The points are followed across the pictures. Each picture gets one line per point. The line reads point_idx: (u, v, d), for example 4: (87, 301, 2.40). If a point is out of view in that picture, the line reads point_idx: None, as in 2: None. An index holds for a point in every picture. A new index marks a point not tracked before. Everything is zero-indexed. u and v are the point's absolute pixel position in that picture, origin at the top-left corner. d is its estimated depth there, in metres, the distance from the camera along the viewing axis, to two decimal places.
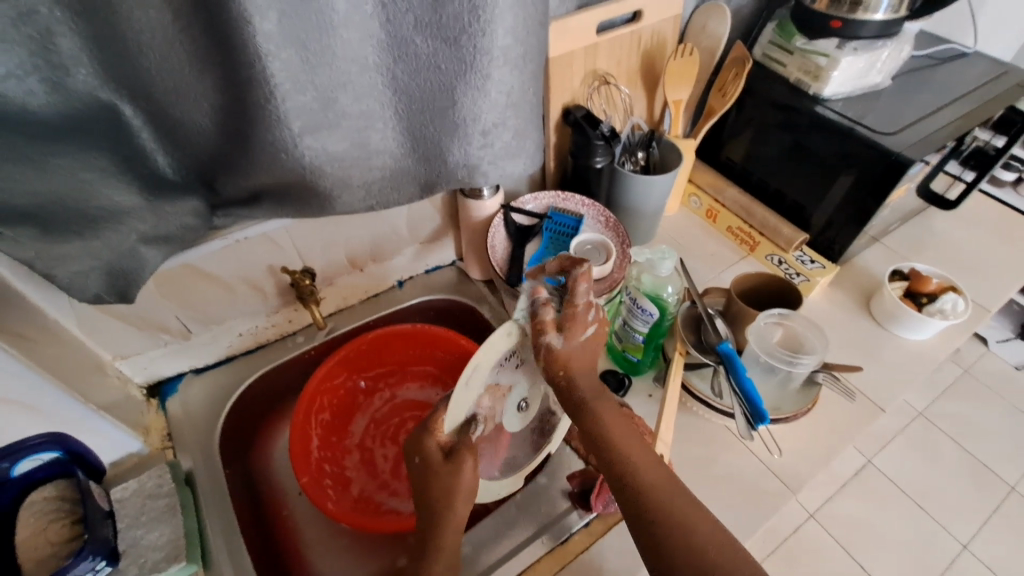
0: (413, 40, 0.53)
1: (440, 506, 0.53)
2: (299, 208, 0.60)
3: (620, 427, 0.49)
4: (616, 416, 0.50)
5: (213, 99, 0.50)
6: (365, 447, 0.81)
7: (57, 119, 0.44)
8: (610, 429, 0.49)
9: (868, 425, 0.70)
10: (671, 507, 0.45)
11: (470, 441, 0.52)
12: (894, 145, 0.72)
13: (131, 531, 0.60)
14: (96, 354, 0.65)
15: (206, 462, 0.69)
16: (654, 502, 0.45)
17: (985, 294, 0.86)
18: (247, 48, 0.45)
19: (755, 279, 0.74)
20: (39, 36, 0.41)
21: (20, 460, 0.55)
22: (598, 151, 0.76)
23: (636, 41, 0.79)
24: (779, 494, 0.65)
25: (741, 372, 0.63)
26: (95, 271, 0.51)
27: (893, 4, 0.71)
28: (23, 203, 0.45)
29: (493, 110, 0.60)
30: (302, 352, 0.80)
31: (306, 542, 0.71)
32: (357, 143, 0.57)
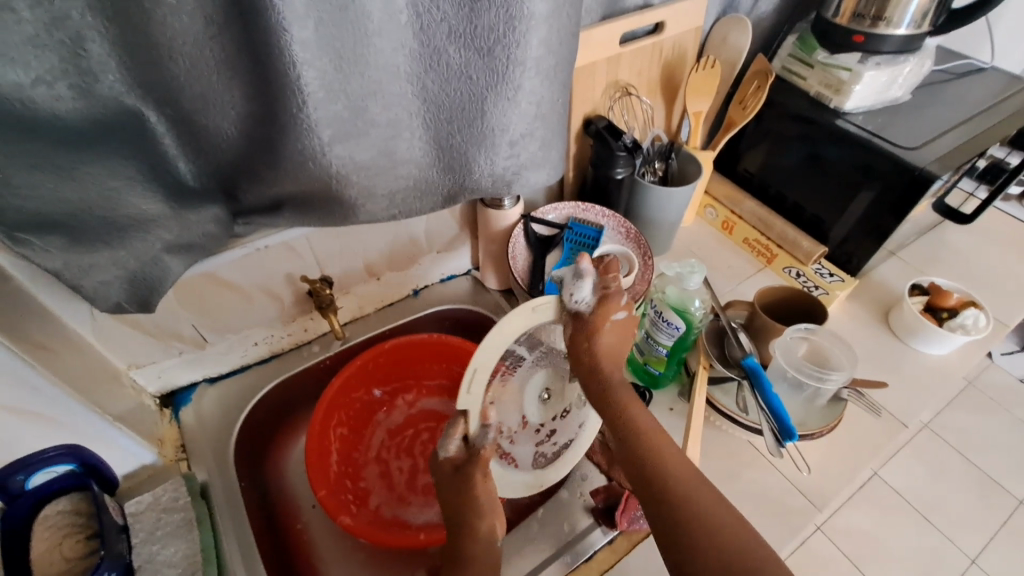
0: (445, 50, 0.52)
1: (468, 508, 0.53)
2: (322, 216, 0.59)
3: (656, 439, 0.51)
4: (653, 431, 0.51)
5: (241, 106, 0.49)
6: (382, 460, 0.80)
7: (85, 125, 0.43)
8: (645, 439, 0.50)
9: (892, 441, 0.70)
10: (699, 514, 0.45)
11: (481, 453, 0.53)
12: (917, 159, 0.71)
13: (146, 547, 0.58)
14: (111, 363, 0.64)
15: (222, 473, 0.67)
16: (681, 508, 0.46)
17: (1004, 309, 0.86)
18: (281, 57, 0.44)
19: (779, 292, 0.73)
20: (70, 42, 0.39)
21: (35, 473, 0.54)
22: (619, 163, 0.75)
23: (658, 52, 0.79)
24: (804, 511, 0.64)
25: (768, 387, 0.62)
26: (119, 281, 0.50)
27: (915, 20, 0.71)
28: (51, 212, 0.44)
29: (521, 120, 0.59)
30: (317, 362, 0.79)
31: (322, 558, 0.69)
32: (383, 151, 0.56)
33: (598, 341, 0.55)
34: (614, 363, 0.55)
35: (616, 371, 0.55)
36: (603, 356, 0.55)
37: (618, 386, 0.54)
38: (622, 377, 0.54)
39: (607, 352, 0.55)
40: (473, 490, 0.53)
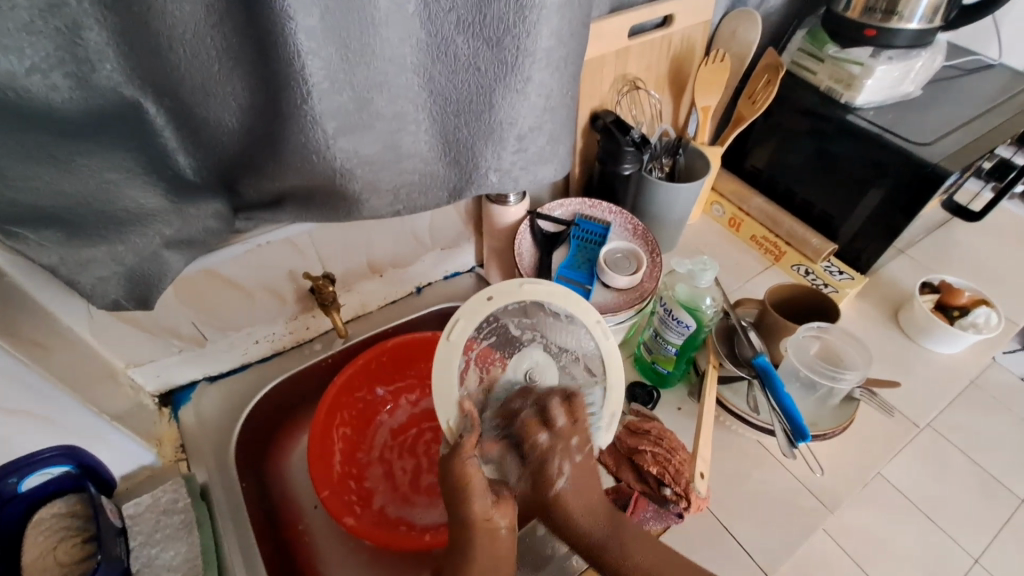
0: (453, 41, 0.51)
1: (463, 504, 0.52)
2: (325, 212, 0.58)
3: (638, 546, 0.55)
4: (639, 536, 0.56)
5: (242, 98, 0.48)
6: (386, 460, 0.78)
7: (82, 117, 0.42)
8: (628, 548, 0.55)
9: (905, 442, 0.69)
10: None
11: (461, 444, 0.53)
12: (930, 156, 0.70)
13: (145, 549, 0.57)
14: (109, 362, 0.62)
15: (220, 474, 0.66)
16: None
17: (1014, 307, 0.85)
18: (285, 46, 0.42)
19: (790, 290, 0.72)
20: (67, 29, 0.38)
21: (28, 476, 0.53)
22: (627, 158, 0.74)
23: (667, 46, 0.77)
24: (816, 513, 0.63)
25: (779, 387, 0.61)
26: (116, 277, 0.49)
27: (928, 14, 0.70)
28: (46, 204, 0.43)
29: (530, 113, 0.58)
30: (319, 360, 0.78)
31: (325, 559, 0.68)
32: (389, 145, 0.55)
33: (558, 488, 0.56)
34: (584, 509, 0.56)
35: (579, 501, 0.56)
36: (572, 501, 0.56)
37: (592, 528, 0.55)
38: (593, 524, 0.56)
39: (578, 505, 0.56)
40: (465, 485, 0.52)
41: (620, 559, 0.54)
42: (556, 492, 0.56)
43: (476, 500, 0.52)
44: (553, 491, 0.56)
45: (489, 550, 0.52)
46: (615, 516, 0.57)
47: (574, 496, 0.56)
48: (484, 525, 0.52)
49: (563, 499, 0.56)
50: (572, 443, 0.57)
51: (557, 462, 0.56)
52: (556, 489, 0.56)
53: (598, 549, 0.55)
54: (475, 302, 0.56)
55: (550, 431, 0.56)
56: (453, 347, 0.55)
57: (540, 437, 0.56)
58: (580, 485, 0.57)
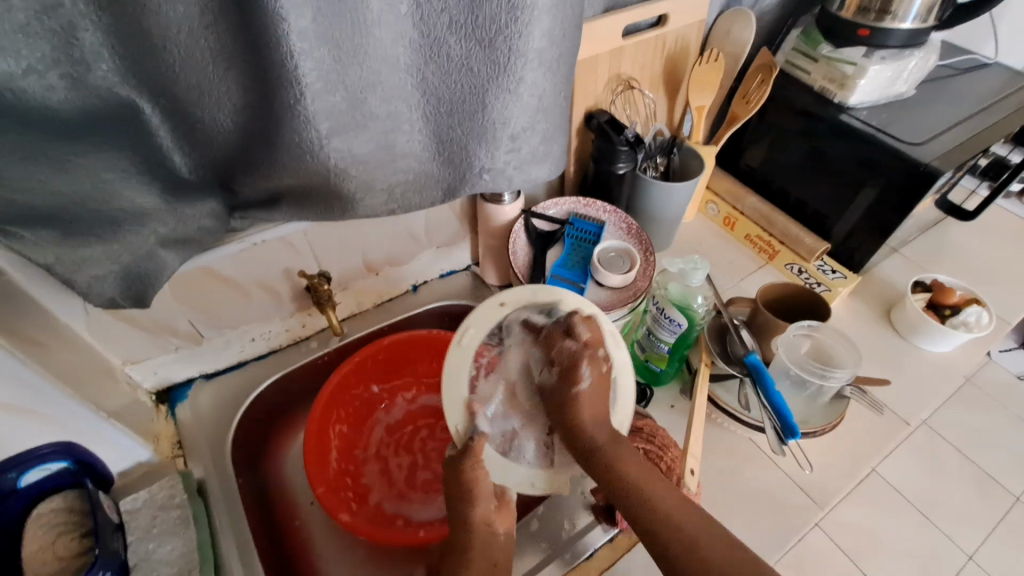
0: (446, 41, 0.51)
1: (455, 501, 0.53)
2: (320, 211, 0.58)
3: (655, 481, 0.50)
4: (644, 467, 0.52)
5: (237, 98, 0.48)
6: (381, 457, 0.79)
7: (78, 117, 0.42)
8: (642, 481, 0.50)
9: (894, 439, 0.70)
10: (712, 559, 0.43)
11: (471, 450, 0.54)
12: (921, 155, 0.70)
13: (142, 544, 0.58)
14: (106, 359, 0.63)
15: (218, 471, 0.67)
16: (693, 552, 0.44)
17: (1006, 306, 0.85)
18: (278, 46, 0.43)
19: (782, 289, 0.73)
20: (62, 31, 0.38)
21: (28, 470, 0.52)
22: (621, 157, 0.74)
23: (661, 46, 0.78)
24: (806, 509, 0.64)
25: (770, 385, 0.61)
26: (113, 275, 0.49)
27: (921, 14, 0.70)
28: (42, 204, 0.43)
29: (523, 113, 0.59)
30: (316, 358, 0.78)
31: (320, 555, 0.69)
32: (383, 145, 0.55)
33: (579, 387, 0.56)
34: (592, 417, 0.55)
35: (596, 426, 0.54)
36: (588, 404, 0.55)
37: (601, 437, 0.53)
38: (597, 432, 0.54)
39: (592, 410, 0.55)
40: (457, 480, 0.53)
41: (653, 506, 0.48)
42: (574, 410, 0.55)
43: (478, 503, 0.54)
44: (572, 390, 0.56)
45: (483, 552, 0.53)
46: (619, 436, 0.54)
47: (588, 402, 0.55)
48: (484, 528, 0.53)
49: (580, 397, 0.56)
50: (583, 381, 0.56)
51: (587, 367, 0.56)
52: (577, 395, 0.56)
53: (604, 464, 0.52)
54: (487, 307, 0.59)
55: (575, 342, 0.57)
56: (464, 352, 0.57)
57: (563, 346, 0.58)
58: (594, 395, 0.56)
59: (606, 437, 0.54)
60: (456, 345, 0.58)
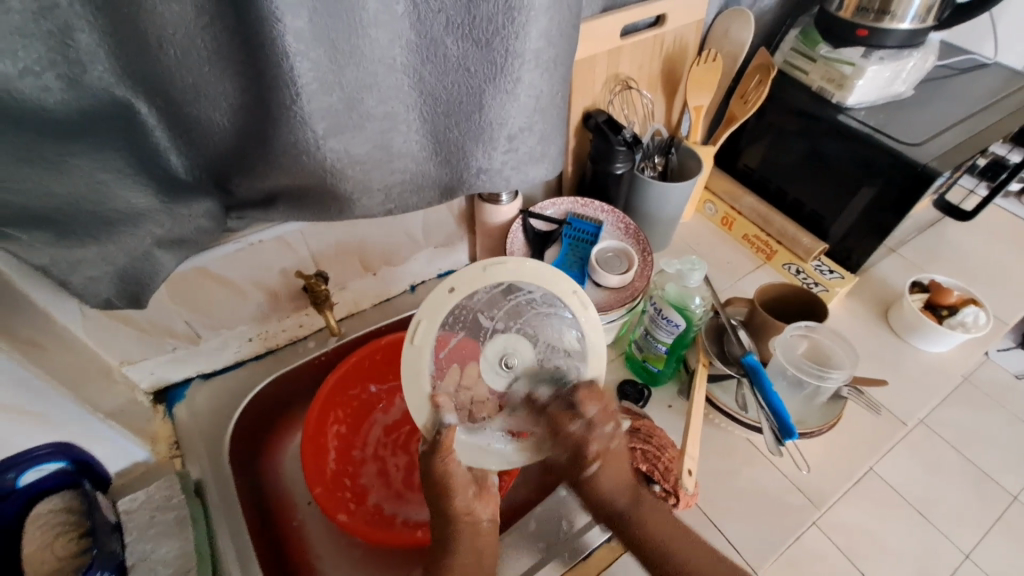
0: (443, 41, 0.51)
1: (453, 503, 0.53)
2: (317, 211, 0.58)
3: (658, 527, 0.56)
4: (662, 517, 0.57)
5: (234, 98, 0.48)
6: (379, 457, 0.79)
7: (74, 117, 0.42)
8: (652, 525, 0.57)
9: (891, 440, 0.70)
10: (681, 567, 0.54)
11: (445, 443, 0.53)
12: (919, 156, 0.70)
13: (140, 545, 0.57)
14: (102, 360, 0.63)
15: (216, 472, 0.66)
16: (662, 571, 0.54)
17: (1003, 306, 0.86)
18: (273, 47, 0.43)
19: (779, 289, 0.73)
20: (58, 32, 0.38)
21: (25, 471, 0.53)
22: (619, 157, 0.74)
23: (659, 46, 0.77)
24: (803, 510, 0.64)
25: (767, 385, 0.61)
26: (108, 276, 0.49)
27: (919, 14, 0.70)
28: (37, 204, 0.43)
29: (520, 113, 0.58)
30: (314, 357, 0.78)
31: (318, 555, 0.69)
32: (379, 145, 0.55)
33: (591, 471, 0.57)
34: (615, 482, 0.58)
35: (609, 475, 0.57)
36: (607, 481, 0.57)
37: (620, 501, 0.57)
38: (618, 495, 0.57)
39: (611, 485, 0.57)
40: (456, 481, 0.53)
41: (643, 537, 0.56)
42: (591, 472, 0.57)
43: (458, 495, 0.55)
44: (568, 429, 0.56)
45: (471, 541, 0.55)
46: (638, 494, 0.58)
47: (608, 479, 0.57)
48: (466, 518, 0.56)
49: (597, 479, 0.57)
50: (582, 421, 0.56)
51: (594, 410, 0.56)
52: (584, 433, 0.57)
53: (619, 520, 0.57)
54: (435, 296, 0.53)
55: (582, 422, 0.56)
56: (420, 349, 0.53)
57: (572, 428, 0.56)
58: (609, 472, 0.57)
59: (620, 486, 0.57)
60: (407, 343, 0.53)
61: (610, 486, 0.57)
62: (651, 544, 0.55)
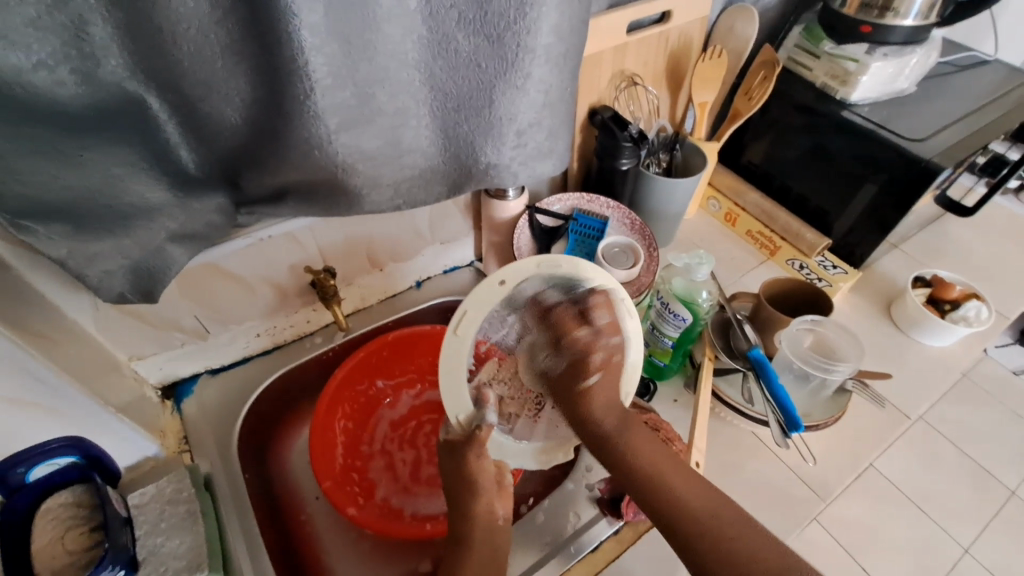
0: (454, 37, 0.51)
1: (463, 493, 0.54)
2: (327, 206, 0.58)
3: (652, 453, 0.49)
4: (648, 443, 0.50)
5: (246, 93, 0.48)
6: (386, 451, 0.79)
7: (89, 112, 0.42)
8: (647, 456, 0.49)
9: (894, 433, 0.71)
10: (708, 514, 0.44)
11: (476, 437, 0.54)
12: (922, 151, 0.71)
13: (150, 539, 0.58)
14: (112, 354, 0.63)
15: (225, 467, 0.67)
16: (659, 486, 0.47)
17: (1004, 301, 0.86)
18: (288, 41, 0.43)
19: (785, 284, 0.73)
20: (73, 25, 0.38)
21: (36, 465, 0.53)
22: (625, 153, 0.74)
23: (664, 42, 0.78)
24: (809, 502, 0.65)
25: (773, 379, 0.62)
26: (122, 271, 0.49)
27: (922, 11, 0.70)
28: (53, 198, 0.43)
29: (529, 109, 0.59)
30: (321, 353, 0.79)
31: (326, 548, 0.69)
32: (390, 141, 0.55)
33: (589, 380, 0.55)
34: (604, 406, 0.53)
35: (604, 391, 0.54)
36: (603, 399, 0.53)
37: (607, 419, 0.52)
38: (607, 417, 0.52)
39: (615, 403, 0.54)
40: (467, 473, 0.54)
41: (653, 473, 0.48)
42: (590, 381, 0.55)
43: (482, 494, 0.54)
44: (582, 384, 0.55)
45: (488, 540, 0.54)
46: (626, 419, 0.53)
47: (601, 398, 0.53)
48: (485, 517, 0.54)
49: (593, 391, 0.54)
50: (593, 373, 0.55)
51: (599, 356, 0.56)
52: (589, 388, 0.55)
53: (607, 440, 0.51)
54: (484, 289, 0.55)
55: (590, 328, 0.57)
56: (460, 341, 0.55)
57: (579, 332, 0.58)
58: (608, 386, 0.54)
59: (616, 418, 0.52)
60: (451, 334, 0.55)
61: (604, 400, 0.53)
62: (667, 492, 0.46)
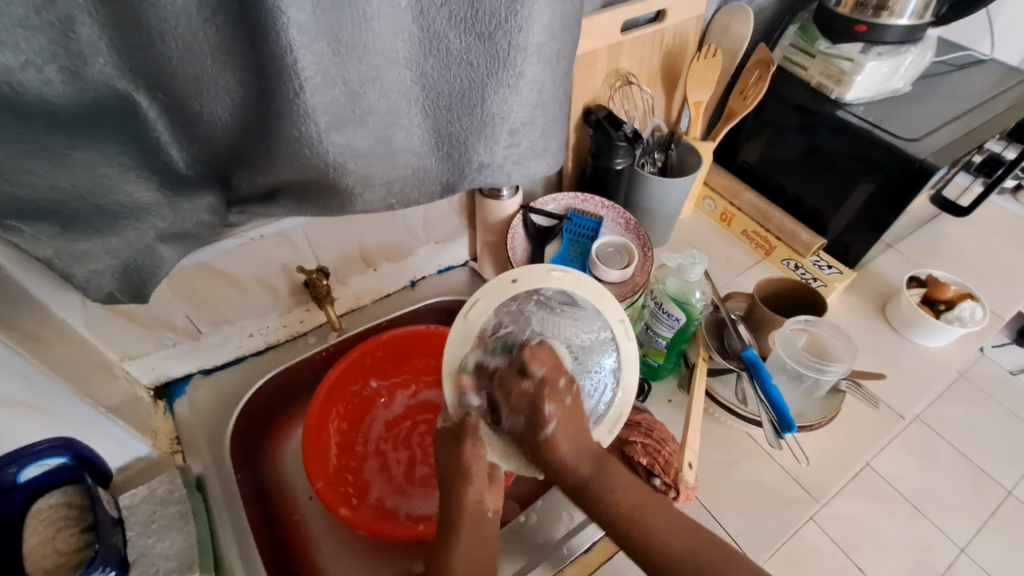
0: (446, 35, 0.51)
1: (455, 493, 0.54)
2: (318, 205, 0.58)
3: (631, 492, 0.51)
4: (627, 485, 0.52)
5: (236, 92, 0.48)
6: (380, 452, 0.79)
7: (75, 111, 0.42)
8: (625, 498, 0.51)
9: (891, 431, 0.71)
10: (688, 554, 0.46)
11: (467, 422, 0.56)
12: (917, 151, 0.71)
13: (142, 540, 0.57)
14: (103, 355, 0.63)
15: (216, 465, 0.67)
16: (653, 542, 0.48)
17: (998, 301, 0.86)
18: (277, 40, 0.43)
19: (778, 284, 0.73)
20: (59, 24, 0.38)
21: (26, 466, 0.52)
22: (619, 152, 0.74)
23: (659, 41, 0.78)
24: (802, 502, 0.65)
25: (767, 379, 0.62)
26: (111, 270, 0.49)
27: (917, 11, 0.70)
28: (41, 198, 0.43)
29: (522, 108, 0.59)
30: (315, 353, 0.78)
31: (319, 549, 0.69)
32: (382, 139, 0.55)
33: (547, 432, 0.53)
34: (572, 451, 0.53)
35: (565, 443, 0.53)
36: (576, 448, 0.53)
37: (583, 466, 0.52)
38: (581, 464, 0.52)
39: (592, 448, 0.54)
40: (458, 474, 0.54)
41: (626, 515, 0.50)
42: (547, 435, 0.53)
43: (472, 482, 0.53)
44: (543, 436, 0.53)
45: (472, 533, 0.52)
46: (601, 460, 0.53)
47: (567, 448, 0.53)
48: (475, 507, 0.53)
49: (555, 442, 0.53)
50: (549, 423, 0.53)
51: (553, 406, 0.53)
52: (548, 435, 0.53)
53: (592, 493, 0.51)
54: (498, 284, 0.57)
55: (532, 381, 0.55)
56: (468, 326, 0.57)
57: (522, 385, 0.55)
58: (568, 430, 0.54)
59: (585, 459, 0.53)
60: (460, 318, 0.57)
61: (569, 452, 0.53)
62: (650, 540, 0.48)
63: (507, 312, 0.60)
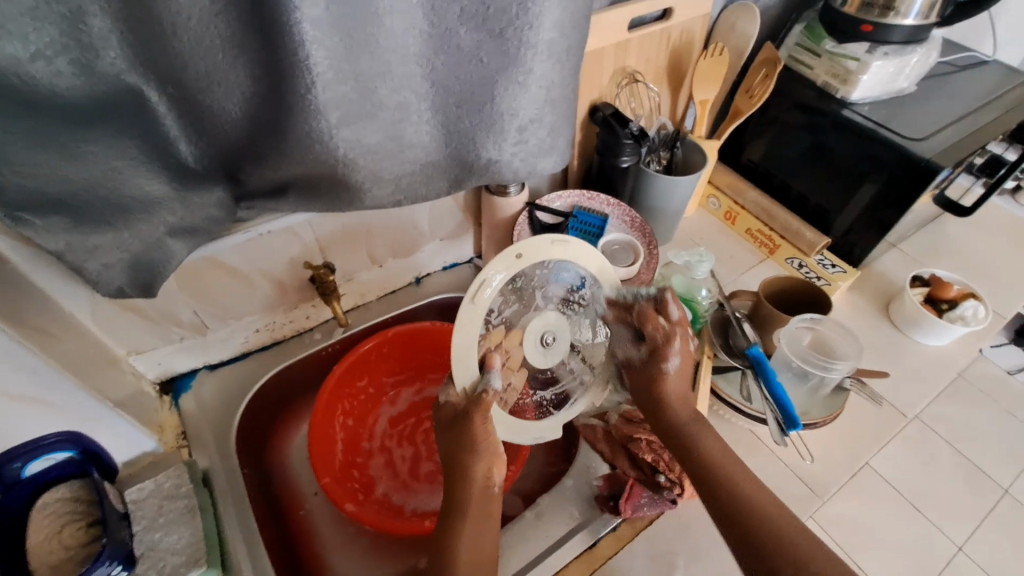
0: (456, 32, 0.51)
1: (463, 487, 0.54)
2: (327, 200, 0.58)
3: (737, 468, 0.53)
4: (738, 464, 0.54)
5: (246, 87, 0.48)
6: (386, 448, 0.80)
7: (85, 103, 0.42)
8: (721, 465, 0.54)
9: (892, 432, 0.72)
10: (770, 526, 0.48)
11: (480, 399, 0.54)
12: (923, 151, 0.71)
13: (149, 534, 0.58)
14: (110, 349, 0.63)
15: (223, 461, 0.66)
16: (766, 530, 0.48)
17: (1000, 301, 0.87)
18: (290, 35, 0.43)
19: (782, 282, 0.74)
20: (70, 15, 0.38)
21: (32, 460, 0.53)
22: (626, 150, 0.74)
23: (666, 39, 0.78)
24: (806, 499, 0.65)
25: (772, 377, 0.62)
26: (121, 264, 0.49)
27: (923, 11, 0.70)
28: (53, 191, 0.43)
29: (531, 105, 0.59)
30: (324, 348, 0.79)
31: (324, 544, 0.69)
32: (391, 135, 0.55)
33: (668, 365, 0.59)
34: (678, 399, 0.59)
35: (674, 380, 0.59)
36: (672, 383, 0.59)
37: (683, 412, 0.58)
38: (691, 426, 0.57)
39: (675, 391, 0.59)
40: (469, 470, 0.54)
41: (705, 455, 0.55)
42: (669, 363, 0.59)
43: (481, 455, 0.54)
44: (661, 368, 0.59)
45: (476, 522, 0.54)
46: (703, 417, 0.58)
47: (675, 379, 0.59)
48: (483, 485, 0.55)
49: (668, 376, 0.59)
50: (672, 358, 0.59)
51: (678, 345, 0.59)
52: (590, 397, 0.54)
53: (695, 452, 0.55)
54: (503, 259, 0.53)
55: (643, 349, 0.60)
56: (476, 308, 0.52)
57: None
58: (680, 376, 0.59)
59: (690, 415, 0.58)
60: (466, 302, 0.52)
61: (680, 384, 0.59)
62: (729, 488, 0.52)
63: (516, 284, 0.58)
